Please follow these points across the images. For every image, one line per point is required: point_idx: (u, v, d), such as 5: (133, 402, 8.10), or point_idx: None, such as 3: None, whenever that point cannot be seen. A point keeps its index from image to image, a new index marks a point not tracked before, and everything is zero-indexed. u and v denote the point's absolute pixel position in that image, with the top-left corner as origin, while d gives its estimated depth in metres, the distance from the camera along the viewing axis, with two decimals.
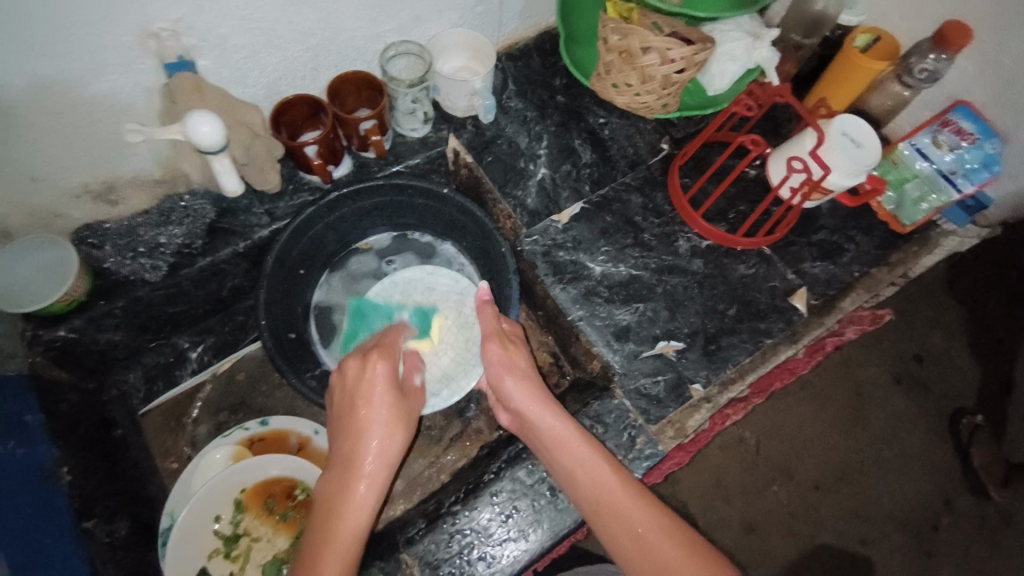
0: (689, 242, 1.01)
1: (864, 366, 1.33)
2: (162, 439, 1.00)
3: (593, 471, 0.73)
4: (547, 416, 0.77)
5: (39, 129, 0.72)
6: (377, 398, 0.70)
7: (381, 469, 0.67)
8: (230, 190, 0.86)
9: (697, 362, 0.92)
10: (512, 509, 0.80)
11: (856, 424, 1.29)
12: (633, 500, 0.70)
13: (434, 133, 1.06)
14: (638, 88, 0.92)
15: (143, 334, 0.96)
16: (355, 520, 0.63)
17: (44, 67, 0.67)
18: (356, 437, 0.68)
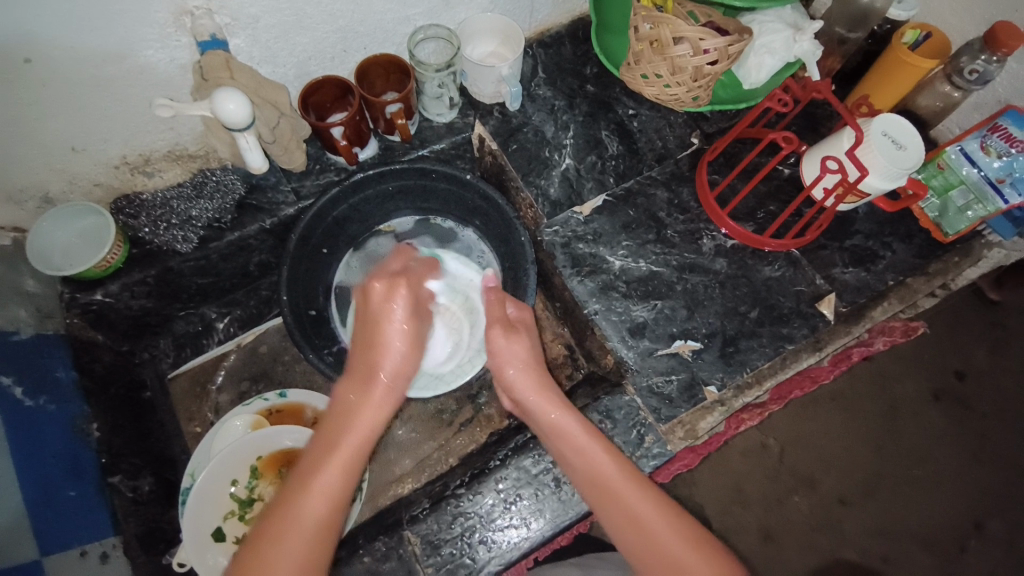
0: (714, 241, 0.99)
1: (894, 378, 1.28)
2: (187, 404, 1.01)
3: (596, 461, 0.72)
4: (546, 408, 0.76)
5: (81, 101, 0.75)
6: (398, 316, 0.72)
7: (391, 390, 0.69)
8: (255, 168, 0.87)
9: (713, 364, 0.90)
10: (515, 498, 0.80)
11: (883, 437, 1.25)
12: (637, 489, 0.69)
13: (460, 119, 1.06)
14: (668, 80, 0.88)
15: (173, 303, 0.97)
16: (361, 433, 0.65)
17: (89, 38, 0.69)
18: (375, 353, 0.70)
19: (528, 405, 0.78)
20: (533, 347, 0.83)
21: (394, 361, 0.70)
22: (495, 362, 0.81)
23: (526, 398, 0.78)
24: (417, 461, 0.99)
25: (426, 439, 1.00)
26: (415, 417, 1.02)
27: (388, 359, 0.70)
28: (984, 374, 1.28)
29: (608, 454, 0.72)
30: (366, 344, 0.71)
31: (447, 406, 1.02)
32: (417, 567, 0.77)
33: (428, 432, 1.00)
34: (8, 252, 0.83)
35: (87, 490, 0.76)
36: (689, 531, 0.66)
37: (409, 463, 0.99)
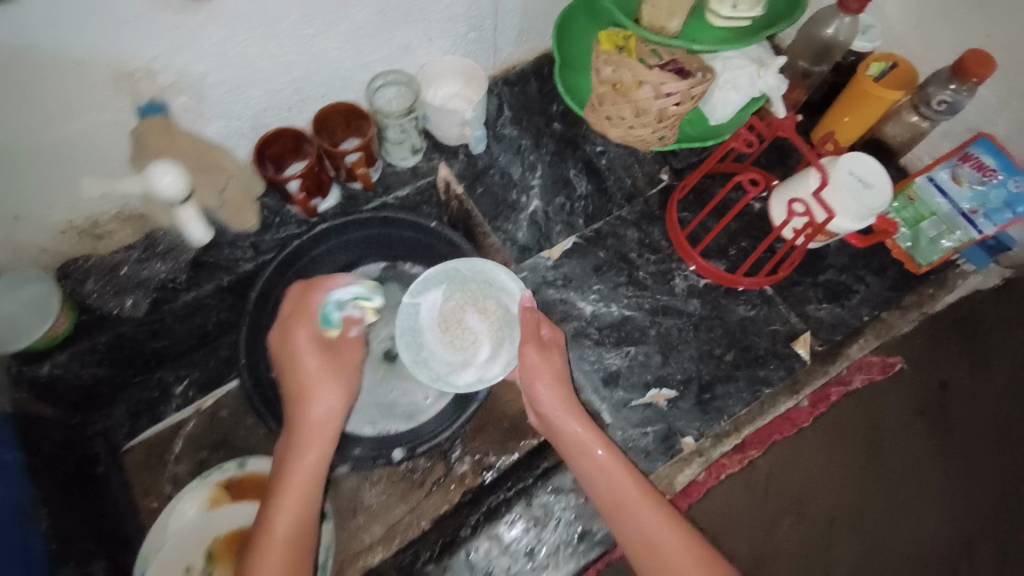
0: (686, 280, 0.97)
1: (879, 405, 1.18)
2: (144, 476, 0.96)
3: (616, 488, 0.74)
4: (570, 422, 0.78)
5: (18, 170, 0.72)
6: (335, 370, 0.77)
7: (323, 432, 0.74)
8: (197, 238, 0.84)
9: (690, 413, 0.88)
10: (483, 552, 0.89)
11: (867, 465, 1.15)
12: (655, 515, 0.72)
13: (425, 163, 1.02)
14: (632, 122, 0.87)
15: (130, 366, 0.93)
16: (303, 480, 0.71)
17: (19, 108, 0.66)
18: (310, 399, 0.75)
19: (552, 419, 0.79)
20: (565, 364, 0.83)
21: (319, 408, 0.75)
22: (528, 376, 0.80)
23: (554, 414, 0.78)
24: None
25: (396, 502, 0.93)
26: None
27: (316, 404, 0.75)
28: (972, 387, 1.19)
29: (628, 478, 0.74)
30: (302, 397, 0.76)
31: None
32: None
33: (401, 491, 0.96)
34: None
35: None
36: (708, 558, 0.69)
37: (379, 528, 0.92)
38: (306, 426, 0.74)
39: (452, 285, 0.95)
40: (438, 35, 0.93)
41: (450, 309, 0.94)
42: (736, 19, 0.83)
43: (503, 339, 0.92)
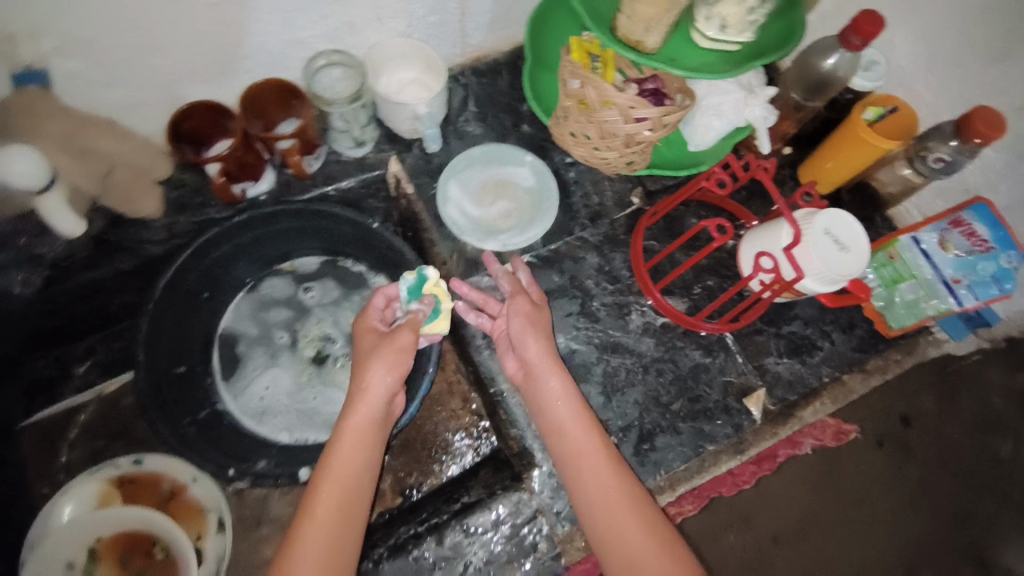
0: (643, 316, 0.89)
1: (848, 459, 0.95)
2: (34, 463, 0.87)
3: (603, 482, 0.69)
4: (554, 382, 0.75)
5: None
6: (394, 341, 0.73)
7: (376, 400, 0.71)
8: (68, 232, 0.73)
9: (625, 462, 0.82)
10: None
11: (812, 525, 0.93)
12: (640, 521, 0.67)
13: (374, 154, 0.93)
14: (597, 143, 0.77)
15: (20, 345, 0.84)
16: (355, 446, 0.70)
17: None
18: (366, 369, 0.72)
19: (535, 376, 0.76)
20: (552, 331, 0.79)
21: (377, 379, 0.71)
22: (520, 332, 0.77)
23: (544, 376, 0.75)
24: None
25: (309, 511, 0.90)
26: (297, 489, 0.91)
27: (374, 373, 0.72)
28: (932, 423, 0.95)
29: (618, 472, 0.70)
30: (359, 366, 0.74)
31: None
32: None
33: None
34: None
35: None
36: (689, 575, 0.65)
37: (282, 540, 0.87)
38: (358, 395, 0.71)
39: (537, 187, 0.93)
40: (388, 14, 0.82)
41: (511, 189, 0.93)
42: (723, 42, 0.73)
43: (490, 236, 0.90)
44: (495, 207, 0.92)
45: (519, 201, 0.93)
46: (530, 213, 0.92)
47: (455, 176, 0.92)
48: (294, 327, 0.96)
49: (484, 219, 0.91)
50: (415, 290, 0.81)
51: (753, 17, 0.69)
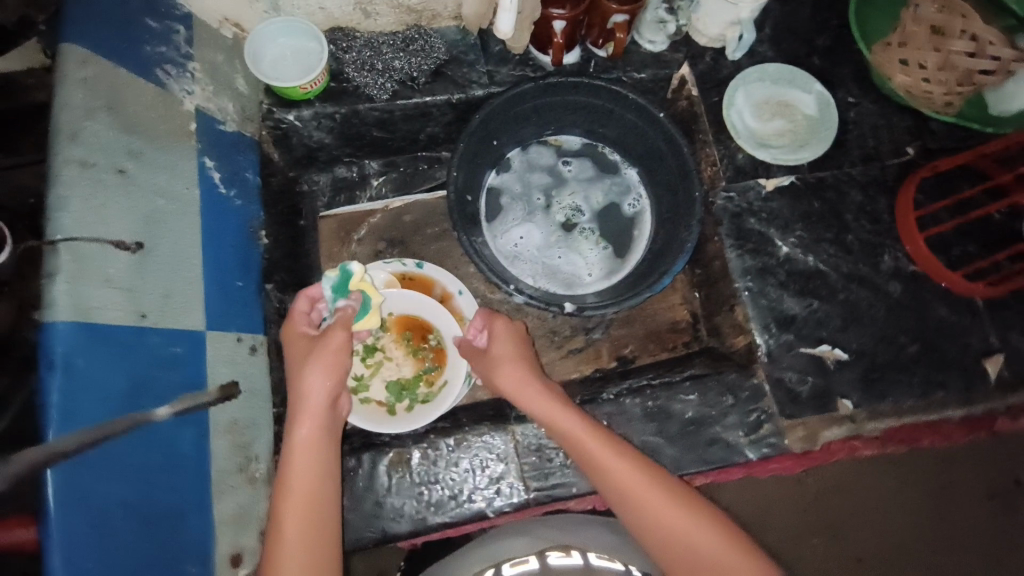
0: (894, 260, 0.92)
1: (964, 468, 1.14)
2: (331, 245, 1.04)
3: (644, 505, 0.66)
4: (548, 411, 0.75)
5: None
6: (326, 343, 0.71)
7: (318, 407, 0.69)
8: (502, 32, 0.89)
9: (853, 382, 0.87)
10: (612, 421, 0.86)
11: (914, 509, 1.12)
12: (687, 514, 0.66)
13: (670, 52, 0.98)
14: (928, 76, 0.83)
15: (346, 147, 0.99)
16: (306, 465, 0.66)
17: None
18: (301, 377, 0.70)
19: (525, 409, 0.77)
20: (526, 348, 0.82)
21: (315, 385, 0.70)
22: (501, 360, 0.80)
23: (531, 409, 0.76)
24: None
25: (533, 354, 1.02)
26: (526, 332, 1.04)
27: (312, 378, 0.70)
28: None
29: (648, 478, 0.68)
30: (293, 375, 0.72)
31: (562, 329, 1.03)
32: (515, 460, 0.83)
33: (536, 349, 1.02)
34: (226, 45, 0.84)
35: (250, 285, 0.81)
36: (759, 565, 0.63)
37: None
38: (300, 402, 0.69)
39: (818, 116, 0.96)
40: None
41: (791, 110, 0.96)
42: None
43: (764, 150, 0.95)
44: (771, 123, 0.96)
45: (799, 125, 0.96)
46: (805, 137, 0.95)
47: (743, 86, 0.97)
48: (550, 193, 1.08)
49: (762, 132, 0.96)
50: (341, 288, 0.78)
51: None
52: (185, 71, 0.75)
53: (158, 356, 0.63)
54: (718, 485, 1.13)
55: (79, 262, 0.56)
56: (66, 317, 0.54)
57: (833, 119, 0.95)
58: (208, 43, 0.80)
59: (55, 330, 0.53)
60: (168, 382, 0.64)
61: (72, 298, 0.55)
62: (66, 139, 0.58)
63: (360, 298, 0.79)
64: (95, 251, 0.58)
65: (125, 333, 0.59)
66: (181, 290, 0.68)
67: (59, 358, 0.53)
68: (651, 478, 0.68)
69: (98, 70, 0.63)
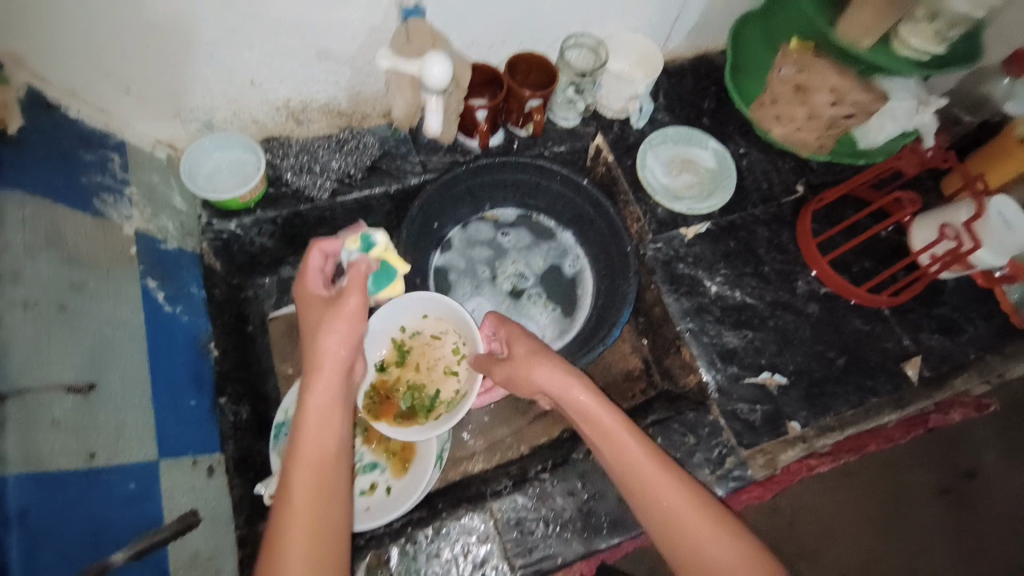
0: (808, 284, 1.02)
1: (913, 469, 1.23)
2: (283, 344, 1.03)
3: (665, 493, 0.69)
4: (577, 394, 0.76)
5: (266, 42, 0.78)
6: (342, 307, 0.69)
7: (333, 369, 0.68)
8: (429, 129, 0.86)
9: (798, 402, 0.93)
10: (586, 478, 0.85)
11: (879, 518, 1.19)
12: (688, 504, 0.68)
13: (582, 127, 1.09)
14: (801, 124, 0.95)
15: (290, 247, 1.01)
16: (316, 458, 0.63)
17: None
18: (315, 341, 0.68)
19: (553, 396, 0.78)
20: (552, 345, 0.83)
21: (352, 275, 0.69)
22: (524, 358, 0.80)
23: (563, 398, 0.77)
24: (489, 443, 1.02)
25: (498, 424, 1.03)
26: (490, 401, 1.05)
27: (325, 342, 0.68)
28: (988, 478, 1.23)
29: (652, 462, 0.71)
30: (307, 341, 0.70)
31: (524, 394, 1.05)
32: (496, 538, 0.81)
33: (503, 416, 1.04)
34: (160, 165, 0.85)
35: (203, 403, 0.79)
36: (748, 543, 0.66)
37: (482, 441, 1.02)
38: (318, 359, 0.68)
39: (717, 168, 1.08)
40: (631, 12, 1.00)
41: (693, 165, 1.08)
42: (919, 53, 0.88)
43: (678, 202, 1.05)
44: (680, 177, 1.08)
45: (703, 177, 1.08)
46: (710, 186, 1.07)
47: (651, 148, 1.09)
48: (494, 264, 1.13)
49: (674, 186, 1.07)
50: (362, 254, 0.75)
51: (949, 33, 0.86)
52: (122, 196, 0.75)
53: (111, 495, 0.60)
54: None
55: (24, 412, 0.54)
56: (18, 469, 0.52)
57: (730, 169, 1.08)
58: (143, 166, 0.81)
59: (7, 485, 0.51)
60: (123, 525, 0.61)
61: (20, 449, 0.52)
62: (8, 282, 0.56)
63: (381, 262, 0.77)
64: (41, 398, 0.56)
65: (74, 478, 0.57)
66: (132, 421, 0.65)
67: (13, 514, 0.50)
68: (653, 462, 0.71)
69: (36, 208, 0.61)
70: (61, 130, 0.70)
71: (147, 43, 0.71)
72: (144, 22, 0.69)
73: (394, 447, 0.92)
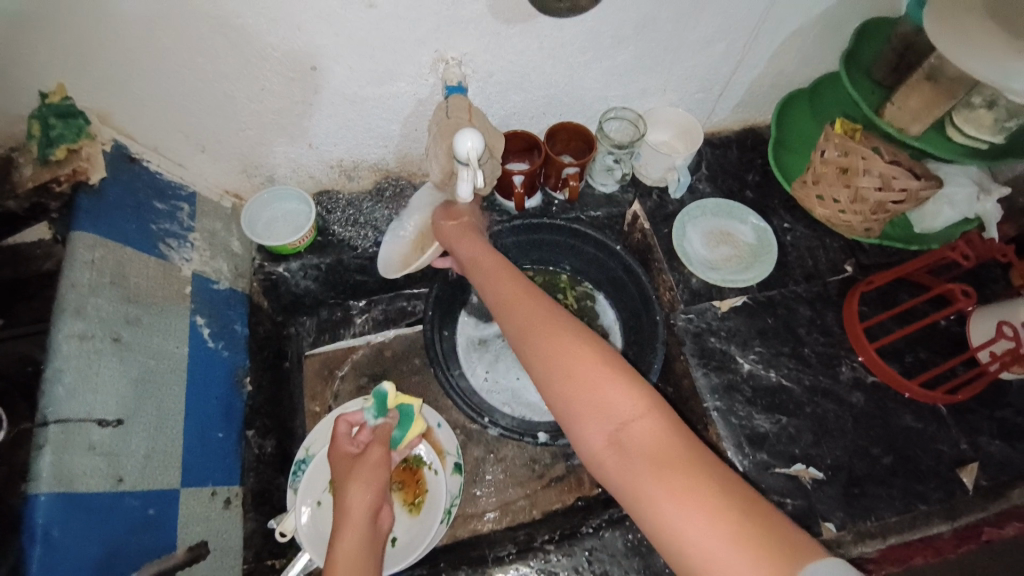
0: (853, 371, 0.95)
1: None
2: (313, 384, 1.06)
3: (577, 364, 0.62)
4: (480, 248, 0.85)
5: (323, 112, 0.86)
6: (366, 459, 0.74)
7: (362, 520, 0.69)
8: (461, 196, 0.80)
9: (834, 500, 0.86)
10: (594, 556, 0.81)
11: None
12: (605, 382, 0.61)
13: (620, 193, 1.10)
14: (845, 206, 0.92)
15: (331, 290, 1.07)
16: (354, 543, 0.66)
17: (354, 68, 0.80)
18: (344, 492, 0.71)
19: (473, 270, 0.83)
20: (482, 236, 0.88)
21: (359, 497, 0.70)
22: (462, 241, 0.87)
23: (476, 266, 0.83)
24: (501, 503, 1.00)
25: (512, 485, 1.02)
26: (506, 459, 1.04)
27: (355, 493, 0.70)
28: None
29: (556, 322, 0.68)
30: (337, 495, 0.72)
31: (541, 456, 1.04)
32: None
33: (518, 477, 1.02)
34: (224, 212, 0.95)
35: (230, 436, 0.83)
36: (652, 402, 0.59)
37: (495, 499, 1.00)
38: (344, 511, 0.69)
39: (759, 241, 1.06)
40: (673, 87, 1.02)
41: (733, 236, 1.06)
42: (976, 141, 0.89)
43: (716, 273, 1.02)
44: (718, 249, 1.05)
45: (744, 249, 1.05)
46: (749, 259, 1.04)
47: (689, 219, 1.07)
48: None
49: (713, 257, 1.04)
50: (380, 409, 0.83)
51: (1007, 123, 0.85)
52: (185, 241, 0.85)
53: (129, 520, 0.65)
54: None
55: (66, 435, 0.61)
56: (48, 489, 0.57)
57: (772, 243, 1.05)
58: (208, 214, 0.91)
59: (37, 502, 0.56)
60: (138, 550, 0.65)
61: (54, 470, 0.59)
62: (70, 315, 0.66)
63: (397, 412, 0.84)
64: (84, 424, 0.63)
65: (101, 500, 0.62)
66: (160, 450, 0.70)
67: (37, 530, 0.56)
68: (571, 325, 0.68)
69: (103, 251, 0.72)
70: (140, 181, 0.82)
71: (219, 110, 0.82)
72: (220, 94, 0.80)
73: (402, 497, 0.91)
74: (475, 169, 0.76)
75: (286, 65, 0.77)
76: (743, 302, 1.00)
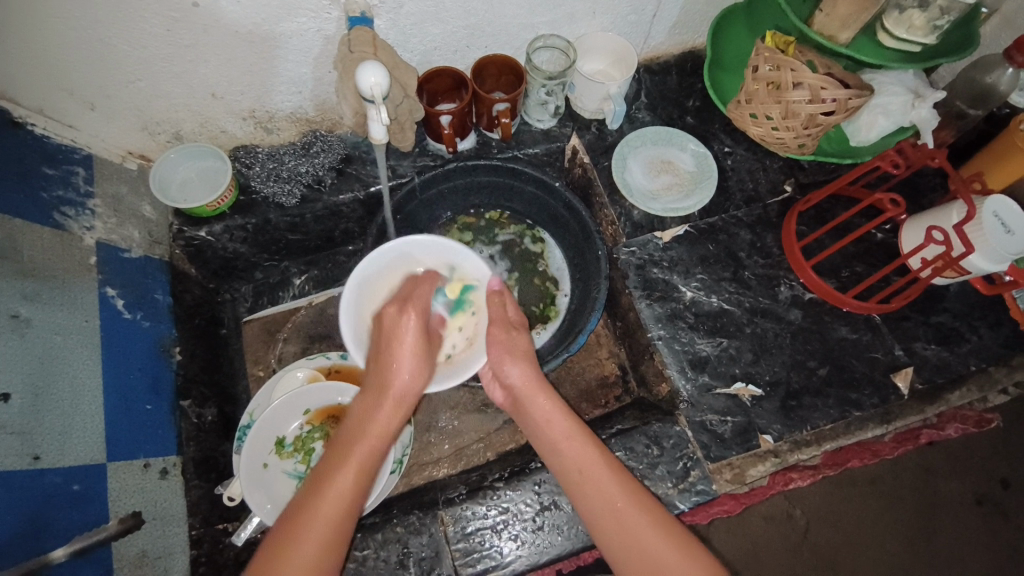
0: (791, 290, 0.96)
1: (943, 475, 1.14)
2: (255, 347, 1.05)
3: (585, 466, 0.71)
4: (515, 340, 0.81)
5: (218, 57, 0.80)
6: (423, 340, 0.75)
7: (402, 392, 0.72)
8: (376, 139, 0.76)
9: (772, 414, 0.89)
10: (543, 489, 0.83)
11: (906, 529, 1.10)
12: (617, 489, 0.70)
13: (558, 128, 1.06)
14: (777, 123, 0.90)
15: (263, 252, 1.03)
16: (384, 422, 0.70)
17: (241, 4, 0.72)
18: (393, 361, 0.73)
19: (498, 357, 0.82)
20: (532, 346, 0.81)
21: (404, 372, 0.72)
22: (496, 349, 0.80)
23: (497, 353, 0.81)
24: (457, 447, 1.02)
25: (468, 429, 1.03)
26: (460, 406, 1.05)
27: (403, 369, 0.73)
28: None
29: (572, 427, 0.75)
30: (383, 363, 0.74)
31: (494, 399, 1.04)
32: (445, 547, 0.80)
33: (473, 422, 1.03)
34: (131, 176, 0.90)
35: (162, 407, 0.81)
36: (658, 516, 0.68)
37: (450, 445, 1.02)
38: (391, 381, 0.72)
39: (699, 166, 1.04)
40: (602, 9, 0.97)
41: (672, 164, 1.04)
42: (908, 43, 0.87)
43: (655, 201, 1.01)
44: (659, 178, 1.03)
45: (684, 176, 1.03)
46: (689, 185, 1.03)
47: (628, 150, 1.05)
48: None
49: (653, 187, 1.03)
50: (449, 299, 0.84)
51: (938, 21, 0.83)
52: (84, 208, 0.80)
53: (52, 495, 0.63)
54: (701, 528, 1.10)
55: None
56: None
57: (711, 168, 1.03)
58: (110, 178, 0.86)
59: None
60: (68, 522, 0.64)
61: None
62: None
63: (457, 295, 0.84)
64: None
65: (19, 478, 0.61)
66: (81, 425, 0.68)
67: None
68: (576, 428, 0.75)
69: None
70: (24, 147, 0.75)
71: (102, 61, 0.75)
72: (96, 44, 0.72)
73: None
74: (381, 106, 0.72)
75: (163, 4, 0.70)
76: (683, 232, 0.99)
